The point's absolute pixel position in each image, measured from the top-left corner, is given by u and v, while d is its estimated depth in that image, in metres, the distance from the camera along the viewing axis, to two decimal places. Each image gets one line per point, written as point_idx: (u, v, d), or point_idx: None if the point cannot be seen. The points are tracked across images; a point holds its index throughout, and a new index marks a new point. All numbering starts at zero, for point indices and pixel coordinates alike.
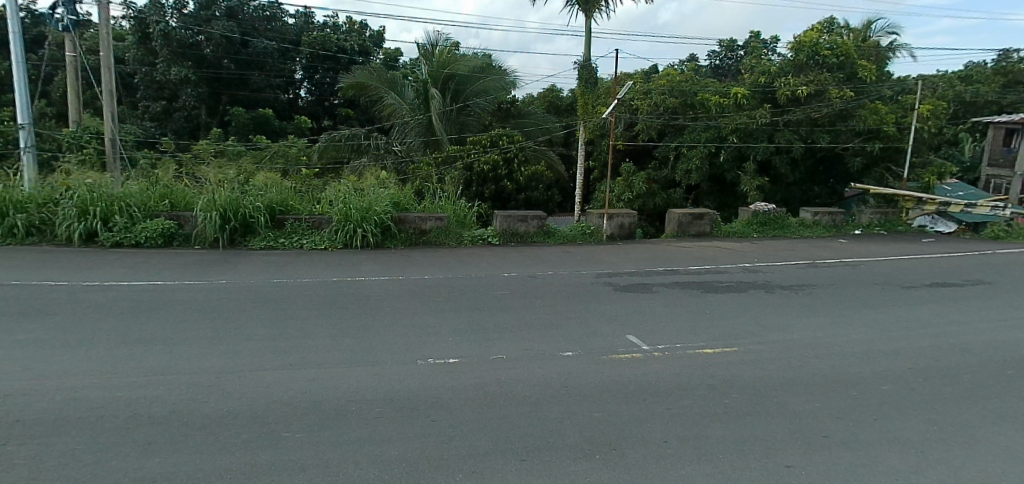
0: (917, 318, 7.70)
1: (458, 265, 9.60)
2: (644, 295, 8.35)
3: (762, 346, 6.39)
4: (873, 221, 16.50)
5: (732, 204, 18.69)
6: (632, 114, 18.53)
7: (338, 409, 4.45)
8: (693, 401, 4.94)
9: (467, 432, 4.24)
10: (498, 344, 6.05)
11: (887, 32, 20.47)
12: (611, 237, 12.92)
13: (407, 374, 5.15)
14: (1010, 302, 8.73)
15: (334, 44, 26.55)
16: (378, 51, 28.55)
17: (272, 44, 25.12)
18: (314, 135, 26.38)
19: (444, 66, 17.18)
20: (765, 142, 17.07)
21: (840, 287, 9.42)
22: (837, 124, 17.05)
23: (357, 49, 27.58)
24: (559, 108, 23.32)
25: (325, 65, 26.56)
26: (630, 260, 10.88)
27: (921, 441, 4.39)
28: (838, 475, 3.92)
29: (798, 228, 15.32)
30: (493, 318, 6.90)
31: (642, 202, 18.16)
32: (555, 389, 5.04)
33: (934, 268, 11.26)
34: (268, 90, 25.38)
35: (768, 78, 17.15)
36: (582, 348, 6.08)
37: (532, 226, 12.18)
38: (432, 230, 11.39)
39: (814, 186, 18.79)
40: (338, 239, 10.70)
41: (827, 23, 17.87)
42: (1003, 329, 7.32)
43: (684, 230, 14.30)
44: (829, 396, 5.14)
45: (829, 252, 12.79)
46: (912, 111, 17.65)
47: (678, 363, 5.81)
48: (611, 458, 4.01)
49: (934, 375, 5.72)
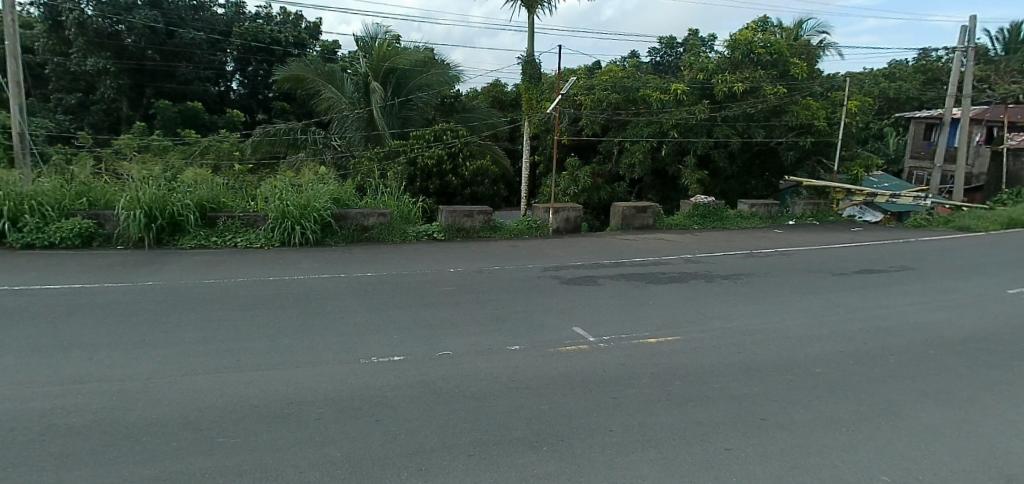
0: (847, 303, 8.05)
1: (402, 261, 9.45)
2: (590, 288, 8.41)
3: (704, 334, 6.53)
4: (805, 212, 17.21)
5: (674, 197, 19.02)
6: (576, 109, 18.69)
7: (277, 412, 4.28)
8: (637, 390, 5.00)
9: (412, 430, 4.14)
10: (443, 339, 5.97)
11: (817, 31, 21.31)
12: (558, 231, 12.98)
13: (349, 374, 5.01)
14: (931, 286, 9.22)
15: (266, 35, 25.67)
16: (314, 43, 27.71)
17: (201, 34, 24.06)
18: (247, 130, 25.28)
19: (383, 60, 16.87)
20: (704, 136, 17.41)
21: (776, 275, 9.74)
22: (772, 119, 17.61)
23: (292, 41, 26.61)
24: (503, 102, 23.26)
25: (258, 57, 25.77)
26: (576, 253, 10.94)
27: (852, 421, 4.55)
28: (776, 455, 4.03)
29: (736, 220, 15.76)
30: (439, 314, 6.82)
31: (587, 196, 18.29)
32: (502, 384, 5.00)
33: (863, 256, 11.80)
34: (196, 82, 24.31)
35: (706, 75, 17.67)
36: (529, 341, 6.07)
37: (478, 221, 12.11)
38: (374, 226, 11.20)
39: (751, 179, 19.26)
40: (275, 237, 10.37)
41: (760, 22, 18.45)
42: (924, 311, 7.72)
43: (628, 223, 14.49)
44: (768, 380, 5.30)
45: (766, 242, 13.22)
46: (841, 107, 18.47)
47: (623, 353, 5.87)
48: (558, 449, 4.00)
49: (863, 356, 5.97)
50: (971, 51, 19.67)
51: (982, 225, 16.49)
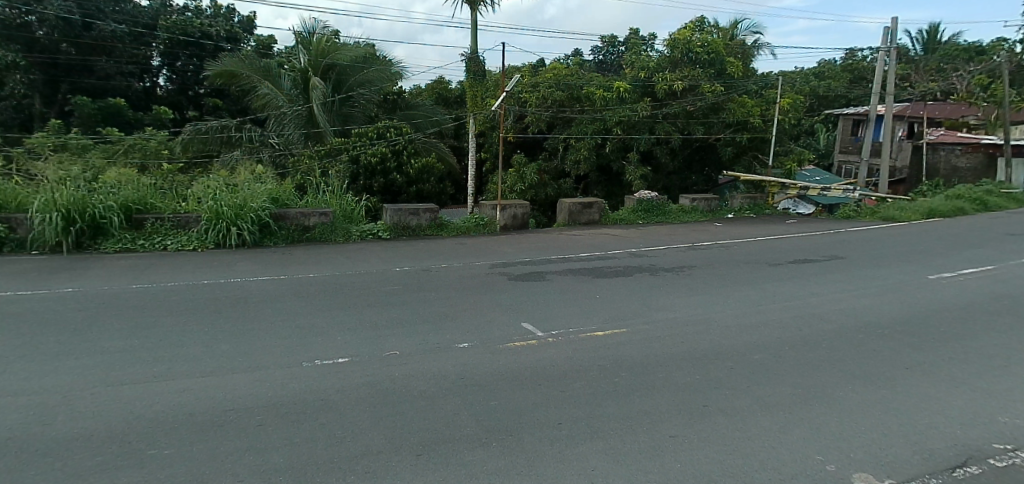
0: (784, 292, 8.33)
1: (345, 261, 9.24)
2: (537, 284, 8.43)
3: (649, 326, 6.64)
4: (743, 205, 17.76)
5: (619, 193, 19.25)
6: (521, 106, 18.67)
7: (214, 420, 4.11)
8: (585, 382, 5.03)
9: (357, 432, 4.05)
10: (390, 339, 5.87)
11: (752, 31, 22.06)
12: (505, 228, 12.99)
13: (292, 378, 4.85)
14: (859, 274, 9.66)
15: (196, 29, 23.93)
16: (248, 38, 26.07)
17: (122, 27, 23.03)
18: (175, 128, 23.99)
19: (323, 55, 16.35)
20: (647, 133, 17.81)
21: (717, 267, 10.01)
22: (710, 116, 18.14)
23: (225, 36, 25.01)
24: (448, 99, 23.10)
25: (187, 51, 24.13)
26: (523, 249, 10.97)
27: (790, 404, 4.71)
28: (717, 440, 4.12)
29: (678, 214, 16.15)
30: (385, 314, 6.69)
31: (534, 193, 18.28)
32: (450, 382, 4.95)
33: (797, 246, 12.27)
34: (117, 76, 23.21)
35: (647, 73, 18.04)
36: (477, 338, 6.03)
37: (424, 219, 11.98)
38: (316, 226, 10.93)
39: (692, 174, 19.72)
40: (209, 239, 9.97)
41: (698, 22, 18.97)
42: (853, 298, 8.08)
43: (574, 218, 14.61)
44: (710, 368, 5.42)
45: (708, 235, 13.56)
46: (774, 104, 19.19)
47: (571, 346, 5.91)
48: (508, 444, 3.98)
49: (800, 342, 6.20)
50: (893, 51, 20.68)
51: (905, 216, 17.44)
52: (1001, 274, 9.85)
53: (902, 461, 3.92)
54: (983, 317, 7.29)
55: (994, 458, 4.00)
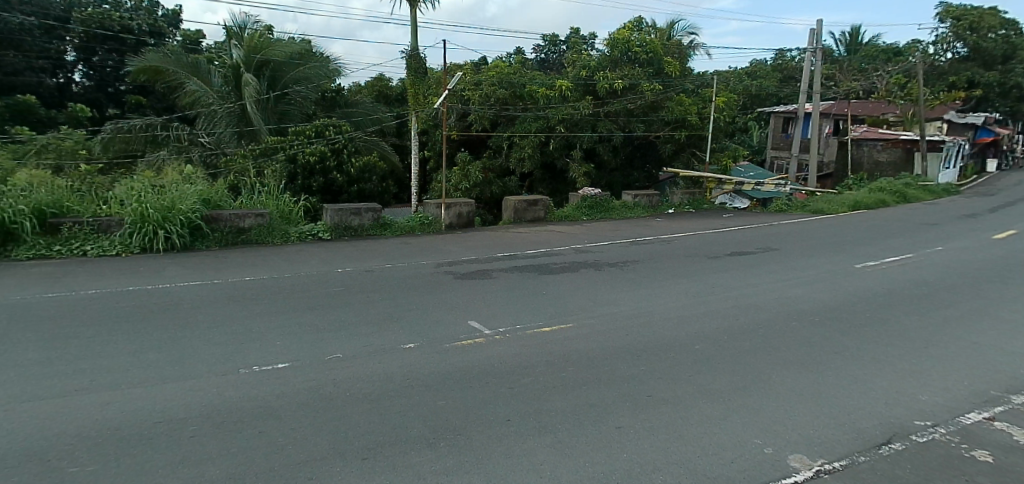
0: (723, 283, 8.58)
1: (284, 264, 8.96)
2: (483, 282, 8.39)
3: (595, 320, 6.71)
4: (683, 201, 18.23)
5: (563, 190, 19.42)
6: (464, 104, 18.46)
7: (142, 433, 3.89)
8: (533, 378, 5.02)
9: (299, 439, 3.91)
10: (333, 342, 5.72)
11: (687, 32, 22.64)
12: (450, 227, 12.91)
13: (226, 386, 4.65)
14: (793, 264, 10.05)
15: (115, 22, 22.81)
16: (172, 32, 25.06)
17: (31, 19, 21.88)
18: (94, 126, 22.72)
19: (255, 52, 15.85)
20: (589, 131, 18.10)
21: (659, 261, 10.22)
22: (650, 114, 18.69)
23: (146, 30, 23.79)
24: (388, 97, 22.77)
25: (106, 46, 23.01)
26: (468, 247, 10.91)
27: (730, 391, 4.83)
28: (662, 429, 4.18)
29: (621, 210, 16.41)
30: (327, 316, 6.51)
31: (479, 191, 18.15)
32: (397, 383, 4.85)
33: (734, 239, 12.67)
34: (28, 72, 21.91)
35: (588, 72, 18.24)
36: (422, 338, 5.93)
37: (366, 219, 11.76)
38: (251, 227, 10.56)
39: (633, 170, 20.21)
40: (134, 244, 9.47)
41: (636, 22, 19.34)
42: (788, 287, 8.39)
43: (520, 216, 14.63)
44: (655, 359, 5.52)
45: (650, 230, 13.82)
46: (710, 103, 19.78)
47: (518, 343, 5.89)
48: (456, 443, 3.93)
49: (739, 331, 6.38)
50: (819, 51, 21.59)
51: (831, 208, 18.40)
52: (919, 262, 10.43)
53: (835, 442, 4.08)
54: (905, 303, 7.69)
55: (916, 434, 4.22)
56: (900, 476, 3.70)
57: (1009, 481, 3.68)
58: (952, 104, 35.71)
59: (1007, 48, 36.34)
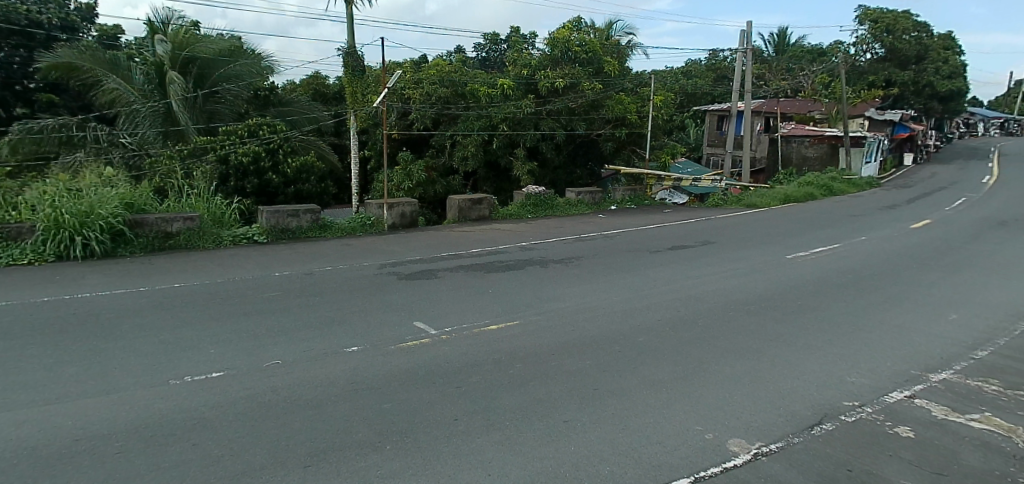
0: (665, 277, 8.77)
1: (217, 269, 8.62)
2: (428, 282, 8.30)
3: (541, 316, 6.74)
4: (625, 197, 18.57)
5: (508, 188, 19.49)
6: (404, 103, 18.24)
7: (62, 451, 3.66)
8: (481, 376, 4.99)
9: (237, 449, 3.76)
10: (273, 348, 5.54)
11: (625, 32, 23.04)
12: (393, 227, 12.72)
13: (155, 398, 4.42)
14: (730, 256, 10.37)
15: (22, 15, 20.81)
16: (85, 27, 23.38)
17: None
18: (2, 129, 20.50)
19: (180, 48, 15.29)
20: (532, 129, 18.18)
21: (602, 256, 10.37)
22: (591, 113, 18.89)
23: (58, 24, 22.08)
24: (326, 96, 22.28)
25: (11, 40, 20.87)
26: (412, 247, 10.77)
27: (672, 381, 4.92)
28: (607, 421, 4.23)
29: (565, 207, 16.56)
30: (266, 322, 6.30)
31: (422, 191, 17.95)
32: (340, 387, 4.73)
33: (674, 234, 12.97)
34: None
35: (529, 70, 18.29)
36: (366, 341, 5.82)
37: (304, 220, 11.47)
38: (179, 231, 10.13)
39: (577, 168, 20.28)
40: (48, 251, 8.92)
41: (575, 22, 19.55)
42: (726, 278, 8.67)
43: (464, 215, 14.54)
44: (600, 353, 5.57)
45: (593, 226, 14.00)
46: (648, 102, 20.23)
47: (464, 342, 5.85)
48: (402, 446, 3.85)
49: (681, 322, 6.54)
50: (750, 51, 22.37)
51: (764, 201, 19.13)
52: (845, 251, 10.96)
53: (772, 425, 4.22)
54: (833, 290, 8.06)
55: (845, 414, 4.41)
56: (831, 454, 3.86)
57: (929, 454, 3.90)
58: (872, 101, 37.64)
59: (920, 49, 38.40)
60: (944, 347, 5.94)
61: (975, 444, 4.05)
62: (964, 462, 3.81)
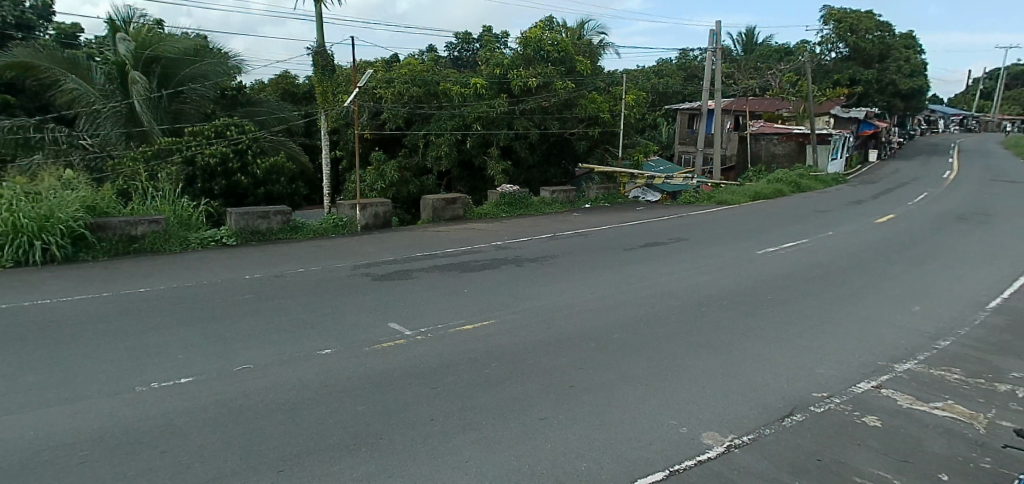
0: (639, 274, 8.83)
1: (184, 272, 8.43)
2: (402, 282, 8.24)
3: (516, 315, 6.73)
4: (599, 196, 18.70)
5: (482, 188, 19.49)
6: (376, 102, 18.09)
7: (22, 462, 3.54)
8: (457, 377, 4.96)
9: (208, 456, 3.68)
10: (244, 352, 5.44)
11: (597, 31, 23.17)
12: (366, 228, 12.61)
13: (122, 405, 4.31)
14: (703, 253, 10.49)
15: None
16: (41, 25, 22.80)
17: None
18: None
19: (144, 47, 14.79)
20: (505, 129, 18.17)
21: (577, 254, 10.41)
22: (564, 112, 18.89)
23: (14, 22, 21.39)
24: (296, 95, 22.00)
25: None
26: (386, 248, 10.69)
27: (646, 377, 4.96)
28: (583, 418, 4.24)
29: (540, 206, 16.60)
30: (236, 325, 6.19)
31: (395, 190, 17.84)
32: (313, 390, 4.67)
33: (647, 231, 13.09)
34: None
35: (502, 70, 18.25)
36: (339, 343, 5.74)
37: (275, 222, 11.30)
38: (145, 235, 9.89)
39: (551, 167, 20.34)
40: (6, 257, 8.61)
41: (547, 21, 19.58)
42: (698, 274, 8.77)
43: (439, 215, 14.47)
44: (575, 350, 5.59)
45: (567, 225, 14.05)
46: (620, 100, 20.37)
47: (439, 342, 5.82)
48: (377, 448, 3.81)
49: (655, 318, 6.59)
50: (719, 51, 22.67)
51: (735, 198, 19.42)
52: (813, 245, 11.17)
53: (744, 418, 4.28)
54: (802, 284, 8.21)
55: (815, 405, 4.49)
56: (802, 444, 3.92)
57: (895, 442, 3.99)
58: (836, 99, 38.47)
59: (882, 48, 39.44)
60: (908, 337, 6.10)
61: (939, 431, 4.16)
62: (929, 449, 3.91)
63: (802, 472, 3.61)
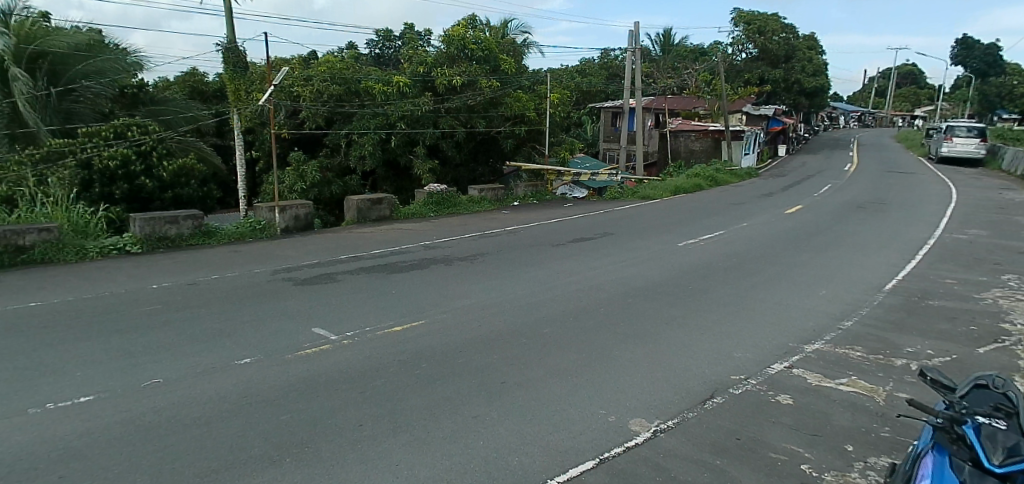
0: (567, 269, 8.94)
1: (83, 284, 7.86)
2: (327, 285, 8.00)
3: (445, 314, 6.67)
4: (527, 193, 18.85)
5: (408, 187, 19.20)
6: (293, 101, 17.53)
7: None
8: (386, 379, 4.86)
9: (116, 477, 3.44)
10: (153, 366, 5.12)
11: (520, 30, 23.30)
12: (286, 230, 12.18)
13: (10, 431, 3.95)
14: (628, 246, 10.74)
15: None
16: None
17: None
18: None
19: (26, 42, 13.61)
20: (430, 127, 17.97)
21: (505, 252, 10.42)
22: (490, 110, 18.93)
23: None
24: (205, 94, 21.00)
25: None
26: (309, 251, 10.35)
27: (574, 369, 5.02)
28: (514, 413, 4.24)
29: (468, 205, 16.53)
30: (145, 338, 5.82)
31: (318, 191, 17.33)
32: (232, 402, 4.45)
33: (574, 227, 13.30)
34: None
35: (425, 68, 17.95)
36: (259, 351, 5.50)
37: (185, 227, 10.75)
38: (35, 245, 9.17)
39: (478, 165, 20.31)
40: None
41: (470, 20, 19.50)
42: (624, 268, 8.97)
43: (364, 215, 14.15)
44: (505, 347, 5.60)
45: (496, 223, 14.05)
46: (545, 99, 20.57)
47: (367, 345, 5.68)
48: (303, 457, 3.68)
49: (582, 311, 6.70)
50: (638, 51, 23.29)
51: (657, 193, 20.04)
52: (730, 237, 11.65)
53: (669, 404, 4.40)
54: (722, 274, 8.54)
55: (733, 387, 4.69)
56: (721, 425, 4.08)
57: (806, 418, 4.21)
58: (748, 98, 40.42)
59: (788, 49, 41.70)
60: (816, 319, 6.47)
61: (844, 405, 4.43)
62: (836, 423, 4.15)
63: (721, 450, 3.76)
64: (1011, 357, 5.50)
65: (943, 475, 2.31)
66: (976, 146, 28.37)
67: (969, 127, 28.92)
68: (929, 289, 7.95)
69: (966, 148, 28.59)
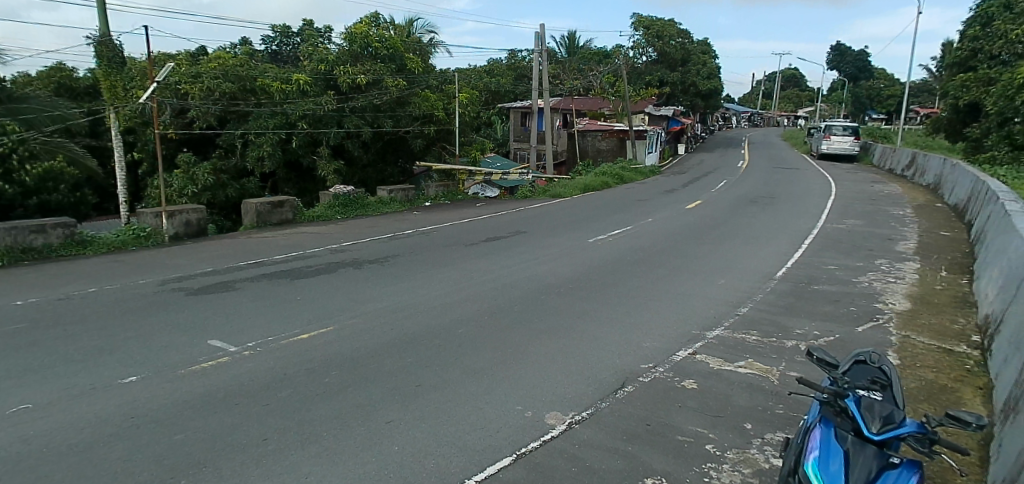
0: (479, 268, 8.90)
1: None
2: (225, 294, 7.55)
3: (355, 319, 6.46)
4: (438, 193, 18.69)
5: (312, 188, 18.51)
6: (180, 98, 16.19)
7: None
8: (293, 390, 4.64)
9: None
10: (19, 391, 4.62)
11: (426, 30, 23.01)
12: (177, 237, 11.41)
13: None
14: (539, 244, 10.85)
15: None
16: None
17: None
18: None
19: None
20: (335, 127, 17.43)
21: (417, 253, 10.24)
22: (397, 110, 18.58)
23: None
24: (76, 92, 19.36)
25: None
26: (203, 258, 9.74)
27: (488, 368, 4.98)
28: (427, 415, 4.16)
29: (377, 206, 16.15)
30: (9, 361, 5.24)
31: (210, 195, 16.48)
32: (118, 424, 4.09)
33: (485, 226, 13.27)
34: None
35: (326, 66, 17.46)
36: (148, 368, 5.09)
37: (54, 236, 9.89)
38: None
39: (387, 166, 19.81)
40: None
41: (373, 17, 19.00)
42: (535, 265, 9.05)
43: (264, 219, 13.49)
44: (418, 349, 5.48)
45: (406, 224, 13.80)
46: (453, 99, 20.42)
47: (271, 355, 5.40)
48: (202, 476, 3.44)
49: (496, 310, 6.67)
50: (545, 51, 23.50)
51: (568, 191, 20.39)
52: (636, 232, 12.03)
53: (582, 395, 4.46)
54: (630, 268, 8.78)
55: (642, 376, 4.82)
56: (633, 413, 4.18)
57: (710, 401, 4.40)
58: (649, 99, 41.97)
59: (684, 53, 43.65)
60: (714, 307, 6.79)
61: (744, 387, 4.65)
62: (736, 404, 4.35)
63: (633, 437, 3.84)
64: (885, 334, 6.00)
65: (829, 444, 2.43)
66: (851, 144, 30.90)
67: (844, 126, 31.46)
68: (815, 275, 8.54)
69: (843, 146, 31.06)
